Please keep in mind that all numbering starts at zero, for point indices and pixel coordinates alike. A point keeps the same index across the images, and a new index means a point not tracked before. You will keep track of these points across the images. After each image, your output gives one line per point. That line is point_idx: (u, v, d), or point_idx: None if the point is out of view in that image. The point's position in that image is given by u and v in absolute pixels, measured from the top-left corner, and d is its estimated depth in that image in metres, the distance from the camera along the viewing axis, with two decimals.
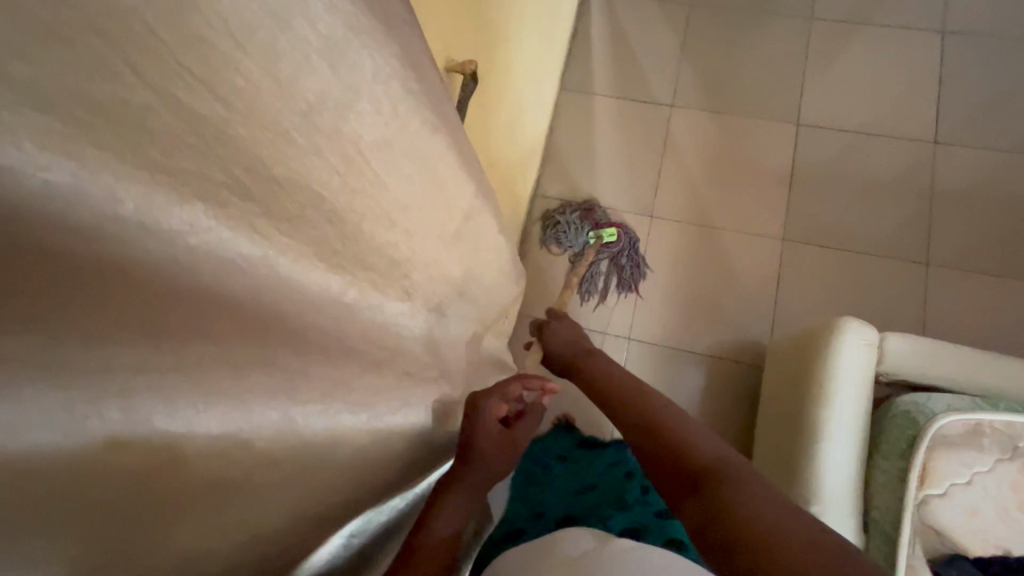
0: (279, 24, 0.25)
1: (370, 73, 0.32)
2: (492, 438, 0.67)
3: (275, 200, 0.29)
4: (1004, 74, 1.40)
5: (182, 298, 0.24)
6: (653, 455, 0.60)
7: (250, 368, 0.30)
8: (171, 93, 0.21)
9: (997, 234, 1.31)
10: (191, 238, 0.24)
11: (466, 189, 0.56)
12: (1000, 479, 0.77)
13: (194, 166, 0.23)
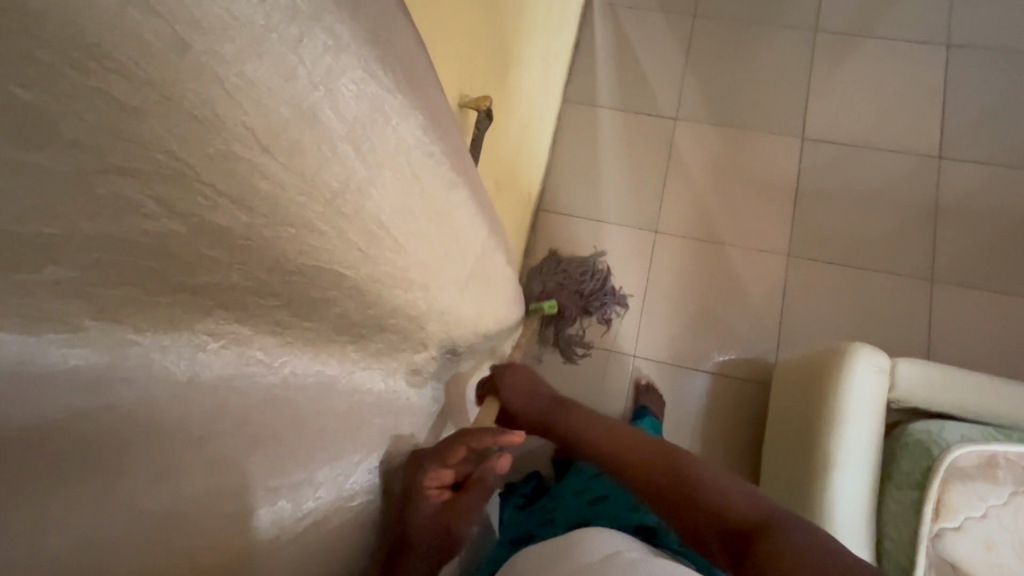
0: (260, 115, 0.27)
1: None
2: (430, 516, 0.53)
3: (225, 295, 0.32)
4: (1009, 88, 1.40)
5: (78, 409, 0.28)
6: (679, 511, 0.64)
7: (188, 451, 0.33)
8: (85, 228, 0.23)
9: (1002, 249, 1.31)
10: (86, 353, 0.28)
11: (481, 232, 0.55)
12: (1016, 513, 0.76)
13: (101, 291, 0.27)
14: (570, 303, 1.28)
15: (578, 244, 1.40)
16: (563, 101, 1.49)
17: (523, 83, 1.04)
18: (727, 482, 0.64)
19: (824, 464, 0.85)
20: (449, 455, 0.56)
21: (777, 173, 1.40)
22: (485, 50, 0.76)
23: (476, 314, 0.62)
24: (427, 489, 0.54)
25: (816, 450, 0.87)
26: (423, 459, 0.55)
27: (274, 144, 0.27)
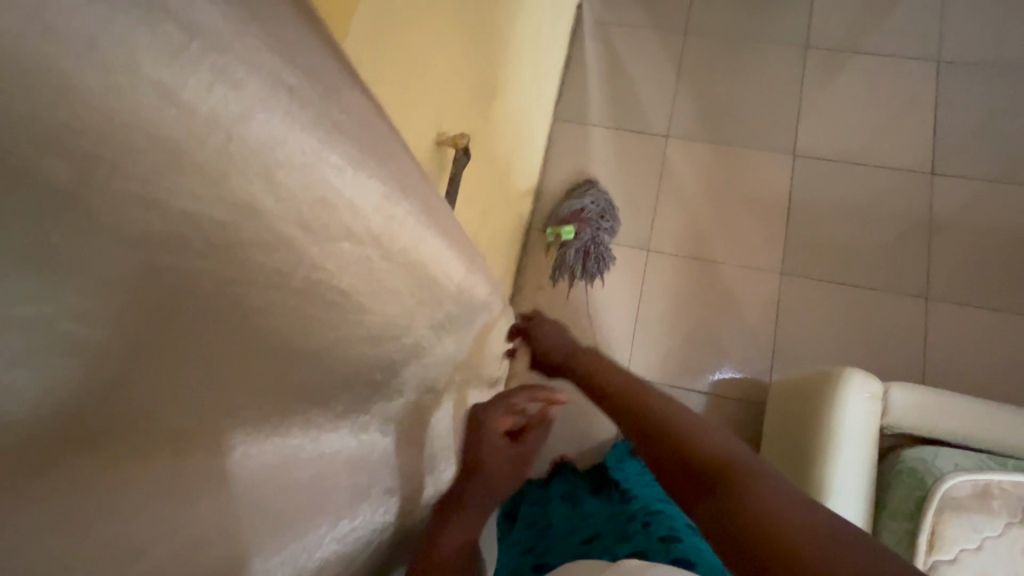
0: (242, 213, 0.23)
1: (354, 217, 0.30)
2: (498, 453, 0.65)
3: (236, 372, 0.28)
4: (999, 104, 1.40)
5: (93, 556, 0.22)
6: (655, 452, 0.51)
7: (206, 556, 0.28)
8: (61, 344, 0.18)
9: (995, 267, 1.30)
10: (111, 477, 0.23)
11: (462, 274, 0.54)
12: (1012, 544, 0.74)
13: (104, 403, 0.21)
14: (586, 224, 1.35)
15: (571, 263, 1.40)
16: (555, 119, 1.49)
17: (513, 108, 1.04)
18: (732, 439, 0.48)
19: (816, 496, 0.83)
20: (513, 403, 0.69)
21: (770, 190, 1.40)
22: (475, 83, 0.76)
23: (455, 350, 0.62)
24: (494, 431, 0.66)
25: (807, 479, 0.86)
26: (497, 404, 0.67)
27: (216, 246, 0.22)
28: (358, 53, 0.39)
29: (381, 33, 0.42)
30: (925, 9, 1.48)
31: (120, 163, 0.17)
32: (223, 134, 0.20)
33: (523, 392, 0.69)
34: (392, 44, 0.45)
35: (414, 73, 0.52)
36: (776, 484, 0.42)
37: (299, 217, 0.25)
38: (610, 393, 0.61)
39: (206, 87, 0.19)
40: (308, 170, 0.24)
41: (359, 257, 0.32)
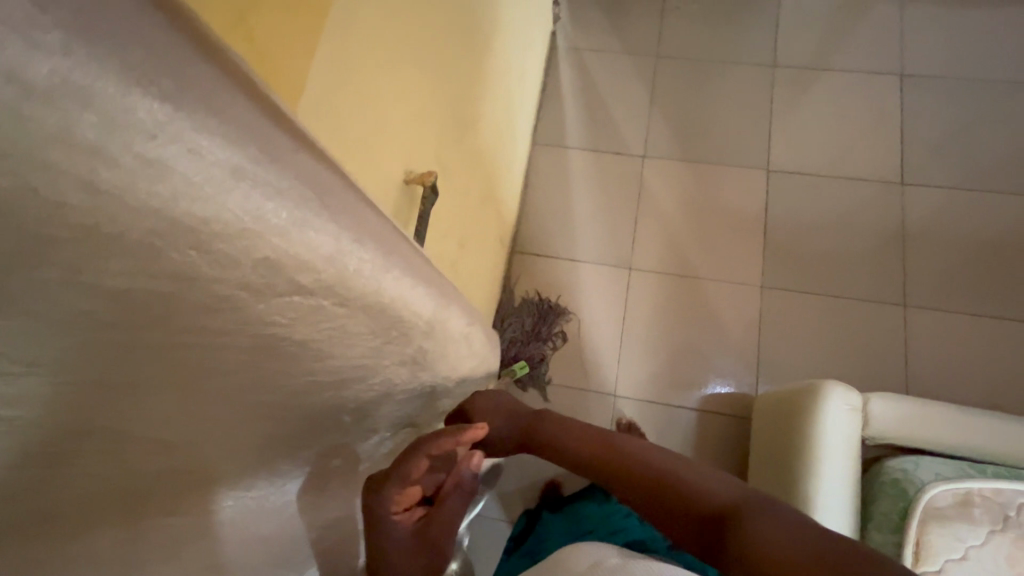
0: (177, 280, 0.24)
1: (309, 271, 0.31)
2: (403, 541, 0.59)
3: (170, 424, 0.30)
4: (963, 115, 1.44)
5: None
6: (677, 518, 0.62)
7: None
8: None
9: (970, 273, 1.32)
10: None
11: (432, 309, 0.55)
12: (996, 552, 0.74)
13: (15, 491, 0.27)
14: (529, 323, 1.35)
15: (555, 284, 1.41)
16: (534, 144, 1.52)
17: (489, 138, 1.06)
18: (708, 476, 0.64)
19: (803, 507, 0.84)
20: (407, 474, 0.58)
21: (747, 205, 1.43)
22: (449, 119, 0.77)
23: (429, 381, 0.63)
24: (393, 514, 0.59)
25: (793, 491, 0.87)
26: (388, 479, 0.58)
27: (146, 307, 0.24)
28: (315, 109, 0.40)
29: (339, 87, 0.44)
30: (887, 26, 1.54)
31: (39, 248, 0.20)
32: (154, 213, 0.21)
33: (420, 457, 0.58)
34: (355, 98, 0.47)
35: (380, 121, 0.53)
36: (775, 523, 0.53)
37: (241, 279, 0.26)
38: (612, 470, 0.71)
39: (132, 173, 0.20)
40: (249, 236, 0.25)
41: (310, 307, 0.33)
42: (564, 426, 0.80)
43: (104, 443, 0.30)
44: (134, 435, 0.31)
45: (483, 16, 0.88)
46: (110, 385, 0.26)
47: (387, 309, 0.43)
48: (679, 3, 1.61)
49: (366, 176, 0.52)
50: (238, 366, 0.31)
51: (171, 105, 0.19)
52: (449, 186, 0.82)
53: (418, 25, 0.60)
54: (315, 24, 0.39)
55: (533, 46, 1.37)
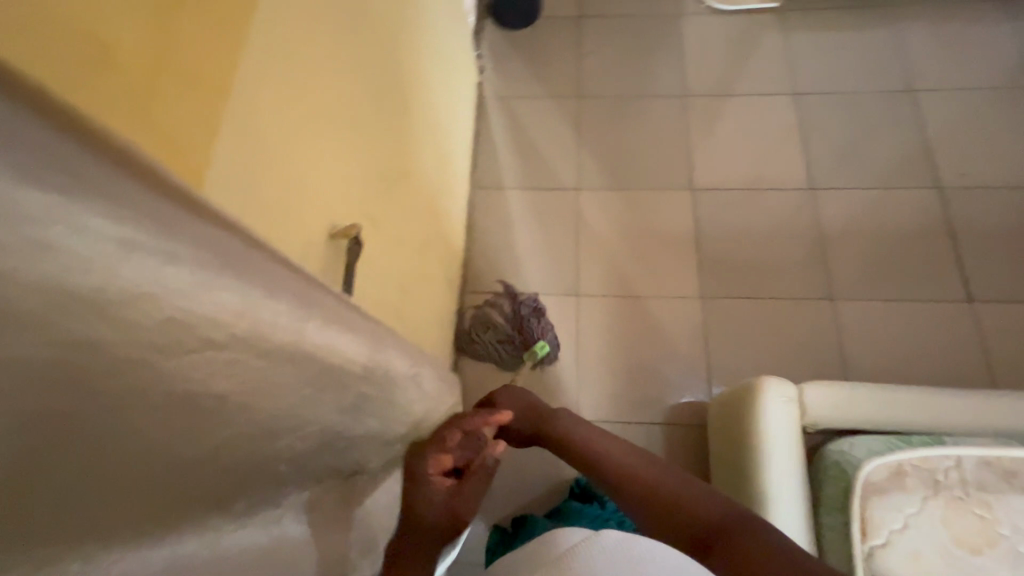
0: (85, 345, 0.26)
1: (214, 325, 0.33)
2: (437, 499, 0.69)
3: (100, 496, 0.30)
4: (855, 123, 1.60)
5: None
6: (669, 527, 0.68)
7: None
8: None
9: (887, 262, 1.44)
10: None
11: (366, 354, 0.58)
12: (931, 516, 0.81)
13: None
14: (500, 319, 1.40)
15: None
16: (473, 188, 1.59)
17: (423, 187, 1.11)
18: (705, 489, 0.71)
19: (759, 509, 0.87)
20: (446, 443, 0.75)
21: (677, 223, 1.52)
22: (375, 176, 0.82)
23: (374, 424, 0.65)
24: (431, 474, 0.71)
25: (749, 494, 0.90)
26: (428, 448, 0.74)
27: (59, 377, 0.25)
28: (223, 181, 0.44)
29: (246, 156, 0.47)
30: (777, 53, 1.72)
31: None
32: (53, 286, 0.23)
33: (454, 432, 0.77)
34: (266, 166, 0.51)
35: (297, 185, 0.57)
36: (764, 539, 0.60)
37: (144, 337, 0.29)
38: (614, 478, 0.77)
39: (28, 253, 0.22)
40: (147, 300, 0.28)
41: (223, 361, 0.35)
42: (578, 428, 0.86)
43: (44, 540, 0.27)
44: (69, 534, 0.29)
45: (401, 78, 0.95)
46: (36, 472, 0.26)
47: (310, 357, 0.46)
48: (593, 48, 1.76)
49: (286, 236, 0.55)
50: (161, 425, 0.33)
51: (63, 192, 0.22)
52: (382, 236, 0.86)
53: (330, 95, 0.66)
54: (216, 106, 0.43)
55: (459, 99, 1.46)
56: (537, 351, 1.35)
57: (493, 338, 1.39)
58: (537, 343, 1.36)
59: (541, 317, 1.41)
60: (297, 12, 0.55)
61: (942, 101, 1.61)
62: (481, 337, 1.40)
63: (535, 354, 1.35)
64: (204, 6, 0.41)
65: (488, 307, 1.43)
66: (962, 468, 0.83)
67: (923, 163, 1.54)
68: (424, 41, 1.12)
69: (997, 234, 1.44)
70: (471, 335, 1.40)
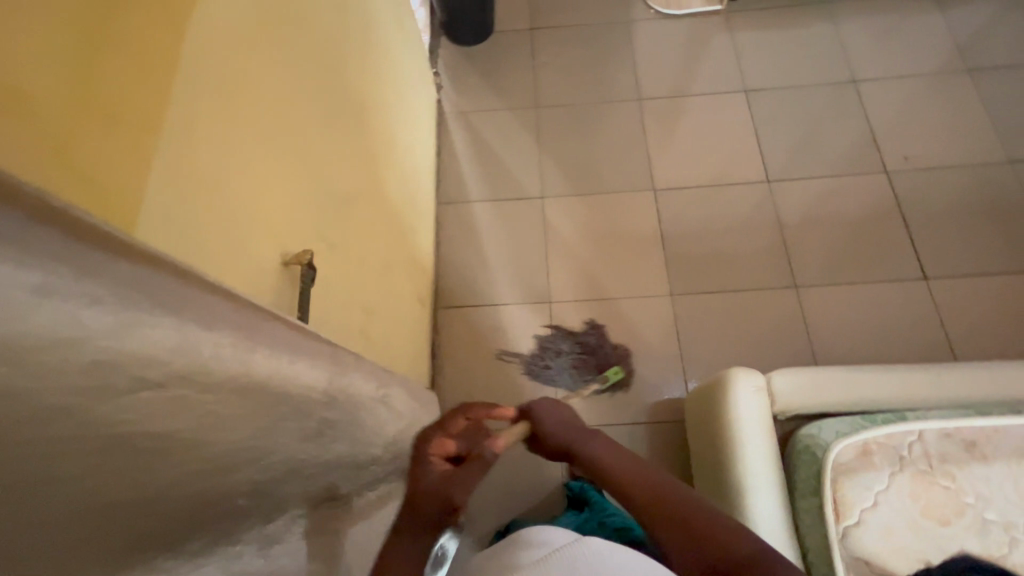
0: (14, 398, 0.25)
1: (150, 363, 0.33)
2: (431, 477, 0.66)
3: (42, 551, 0.29)
4: (804, 115, 1.66)
5: None
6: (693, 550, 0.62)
7: None
8: None
9: (845, 247, 1.48)
10: None
11: (324, 379, 0.57)
12: (899, 492, 0.84)
13: None
14: (570, 353, 1.41)
15: (482, 331, 1.45)
16: (439, 203, 1.60)
17: (384, 207, 1.11)
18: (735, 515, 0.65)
19: (741, 517, 0.87)
20: (449, 428, 0.78)
21: (642, 224, 1.55)
22: (328, 199, 0.82)
23: (343, 449, 0.64)
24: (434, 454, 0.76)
25: (729, 499, 0.90)
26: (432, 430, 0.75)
27: None
28: (157, 218, 0.44)
29: (182, 191, 0.47)
30: (724, 53, 1.77)
31: None
32: None
33: (457, 417, 0.80)
34: (205, 200, 0.51)
35: (241, 216, 0.57)
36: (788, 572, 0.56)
37: (76, 384, 0.28)
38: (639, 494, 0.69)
39: None
40: (73, 344, 0.28)
41: (163, 398, 0.35)
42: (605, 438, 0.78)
43: None
44: None
45: (350, 101, 0.96)
46: None
47: (263, 387, 0.45)
48: (547, 59, 1.79)
49: (231, 268, 0.55)
50: (103, 473, 0.31)
51: None
52: (340, 259, 0.85)
53: (271, 122, 0.66)
54: (144, 144, 0.43)
55: (417, 118, 1.47)
56: (614, 377, 1.37)
57: (566, 373, 1.40)
58: (613, 369, 1.38)
59: (597, 355, 1.41)
60: (228, 44, 0.55)
61: (883, 89, 1.68)
62: (554, 373, 1.40)
63: (611, 380, 1.37)
64: (124, 46, 0.41)
65: (555, 343, 1.43)
66: (925, 441, 0.86)
67: (870, 149, 1.60)
68: (374, 62, 1.13)
69: (945, 212, 1.50)
70: (544, 373, 1.40)
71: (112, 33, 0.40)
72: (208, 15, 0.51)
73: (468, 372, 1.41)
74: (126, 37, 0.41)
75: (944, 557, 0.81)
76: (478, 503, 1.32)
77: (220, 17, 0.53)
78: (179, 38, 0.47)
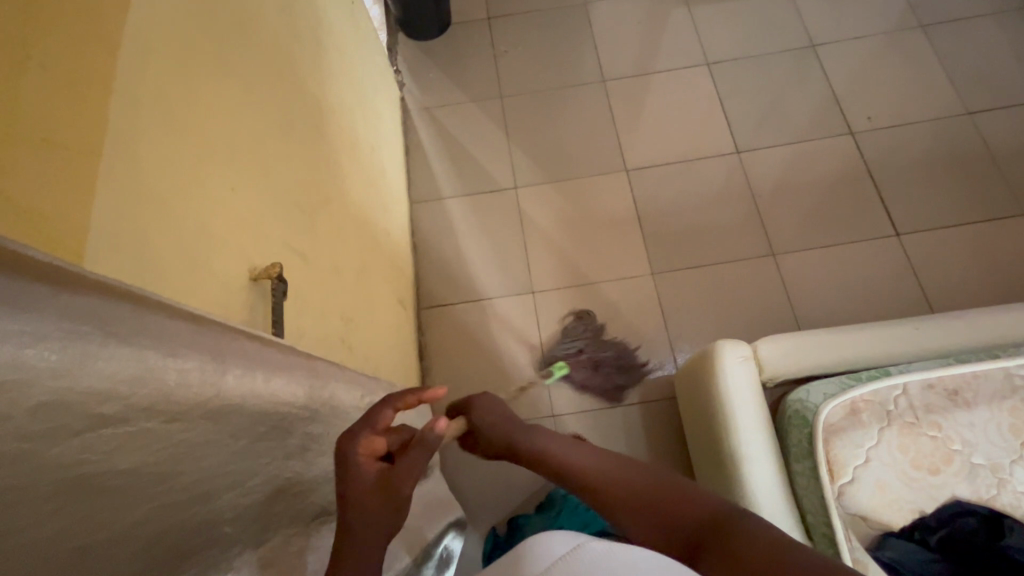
0: None
1: (103, 396, 0.31)
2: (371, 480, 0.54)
3: None
4: (768, 83, 1.67)
5: None
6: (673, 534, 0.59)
7: None
8: None
9: (818, 211, 1.50)
10: None
11: (302, 394, 0.56)
12: (889, 447, 0.86)
13: None
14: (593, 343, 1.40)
15: (467, 328, 1.44)
16: (412, 203, 1.57)
17: (355, 212, 1.09)
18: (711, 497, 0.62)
19: (740, 485, 0.88)
20: (376, 421, 0.58)
21: (618, 206, 1.54)
22: (294, 208, 0.80)
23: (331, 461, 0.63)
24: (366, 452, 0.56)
25: (728, 470, 0.91)
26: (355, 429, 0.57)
27: None
28: (107, 244, 0.41)
29: (128, 213, 0.45)
30: (685, 27, 1.77)
31: None
32: None
33: (386, 408, 0.60)
34: (158, 222, 0.49)
35: (200, 236, 0.55)
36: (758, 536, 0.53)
37: (22, 429, 0.27)
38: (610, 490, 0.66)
39: None
40: (14, 387, 0.26)
41: (125, 431, 0.33)
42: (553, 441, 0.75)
43: None
44: None
45: (307, 106, 0.93)
46: None
47: (236, 408, 0.44)
48: (507, 47, 1.76)
49: (195, 289, 0.53)
50: (73, 518, 0.30)
51: None
52: (313, 268, 0.83)
53: (224, 133, 0.63)
54: (87, 170, 0.40)
55: (381, 118, 1.45)
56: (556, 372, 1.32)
57: (574, 338, 1.40)
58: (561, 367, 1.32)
59: (569, 359, 1.38)
60: (166, 54, 0.53)
61: (842, 51, 1.69)
62: (581, 326, 1.42)
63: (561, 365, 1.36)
64: (51, 68, 0.39)
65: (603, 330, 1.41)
66: (909, 394, 0.88)
67: (834, 112, 1.61)
68: (330, 63, 1.10)
69: (910, 168, 1.52)
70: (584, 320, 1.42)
71: (32, 58, 0.37)
72: (141, 30, 0.49)
73: (456, 370, 1.40)
74: (52, 58, 0.39)
75: (937, 504, 0.84)
76: (478, 501, 1.32)
77: (155, 31, 0.51)
78: (114, 53, 0.44)
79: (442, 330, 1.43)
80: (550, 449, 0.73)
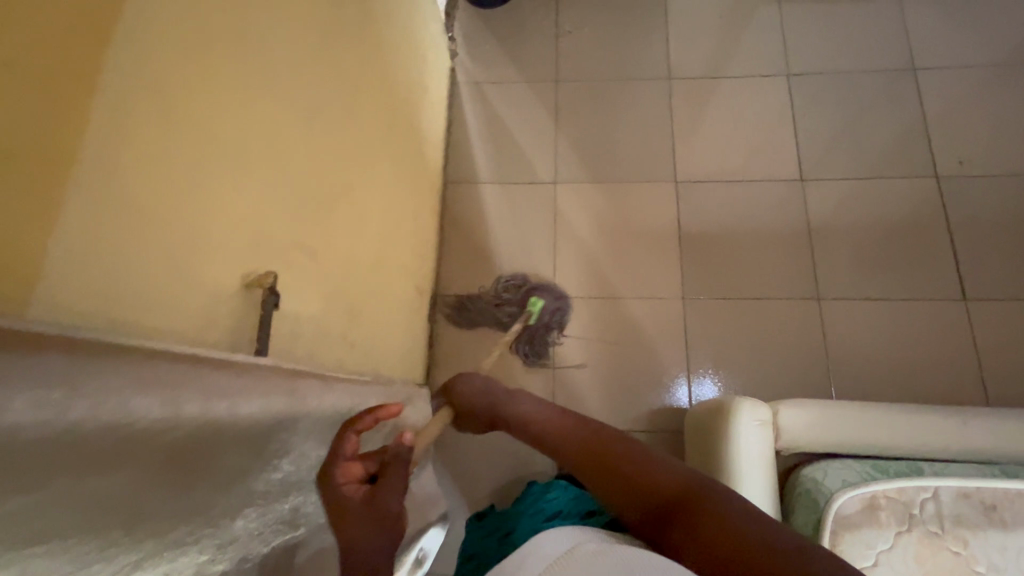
0: None
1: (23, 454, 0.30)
2: (349, 509, 0.60)
3: None
4: (853, 105, 1.50)
5: None
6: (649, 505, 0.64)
7: None
8: None
9: (880, 259, 1.36)
10: None
11: (275, 418, 0.54)
12: (903, 553, 0.78)
13: None
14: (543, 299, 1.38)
15: (482, 322, 1.40)
16: (446, 183, 1.52)
17: (382, 196, 1.05)
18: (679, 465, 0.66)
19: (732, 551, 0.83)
20: (343, 452, 0.62)
21: (660, 218, 1.45)
22: (311, 198, 0.76)
23: (307, 479, 0.61)
24: (344, 486, 0.61)
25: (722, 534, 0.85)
26: (329, 460, 0.62)
27: None
28: (71, 265, 0.38)
29: (106, 228, 0.41)
30: (770, 29, 1.60)
31: None
32: None
33: (346, 435, 0.63)
34: (143, 230, 0.45)
35: (192, 240, 0.51)
36: (723, 508, 0.58)
37: None
38: (579, 456, 0.72)
39: None
40: None
41: (36, 496, 0.31)
42: (537, 413, 0.80)
43: None
44: None
45: (344, 84, 0.87)
46: None
47: (188, 444, 0.42)
48: (572, 27, 1.64)
49: (176, 302, 0.50)
50: None
51: None
52: (323, 263, 0.80)
53: (238, 121, 0.59)
54: (53, 179, 0.36)
55: (427, 90, 1.37)
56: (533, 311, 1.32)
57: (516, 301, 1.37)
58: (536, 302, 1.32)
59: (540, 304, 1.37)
60: (175, 41, 0.48)
61: (945, 79, 1.50)
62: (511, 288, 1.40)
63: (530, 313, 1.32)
64: (19, 68, 0.34)
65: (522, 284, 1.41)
66: (939, 500, 0.80)
67: (922, 149, 1.44)
68: (377, 32, 1.03)
69: (996, 226, 1.36)
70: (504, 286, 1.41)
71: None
72: (144, 16, 0.44)
73: (465, 364, 1.37)
74: (19, 54, 0.34)
75: None
76: (466, 497, 1.31)
77: (161, 12, 0.46)
78: (108, 46, 0.40)
79: (457, 320, 1.40)
80: (532, 420, 0.79)
